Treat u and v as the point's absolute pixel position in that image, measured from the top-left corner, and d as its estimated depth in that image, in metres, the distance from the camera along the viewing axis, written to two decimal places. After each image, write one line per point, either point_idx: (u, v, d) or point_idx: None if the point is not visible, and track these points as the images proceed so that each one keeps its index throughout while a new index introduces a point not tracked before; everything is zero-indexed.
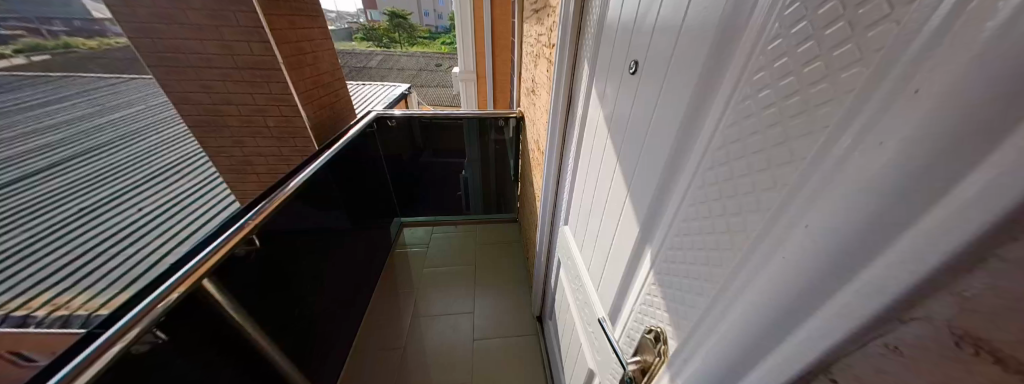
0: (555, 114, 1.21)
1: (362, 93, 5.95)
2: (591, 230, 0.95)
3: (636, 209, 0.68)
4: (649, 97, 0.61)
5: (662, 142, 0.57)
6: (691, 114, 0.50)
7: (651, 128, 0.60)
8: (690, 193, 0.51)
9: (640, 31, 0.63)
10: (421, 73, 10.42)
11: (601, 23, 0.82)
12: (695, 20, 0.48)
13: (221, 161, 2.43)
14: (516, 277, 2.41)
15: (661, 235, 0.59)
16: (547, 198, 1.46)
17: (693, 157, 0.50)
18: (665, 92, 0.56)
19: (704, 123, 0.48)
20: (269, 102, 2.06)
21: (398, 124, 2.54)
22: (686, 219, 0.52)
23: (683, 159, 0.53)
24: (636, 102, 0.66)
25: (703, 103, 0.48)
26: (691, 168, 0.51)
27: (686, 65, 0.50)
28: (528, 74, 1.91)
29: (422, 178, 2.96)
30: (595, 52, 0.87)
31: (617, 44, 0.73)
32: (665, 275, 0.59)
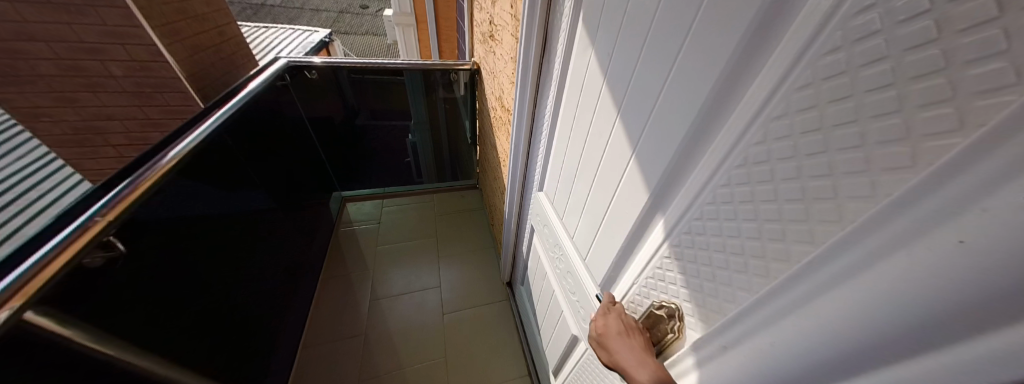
0: (525, 60, 1.02)
1: (271, 38, 4.90)
2: (579, 196, 0.83)
3: (646, 174, 0.55)
4: (675, 26, 0.45)
5: (692, 89, 0.43)
6: (751, 44, 0.36)
7: (676, 70, 0.46)
8: (735, 152, 0.40)
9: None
10: (345, 16, 8.95)
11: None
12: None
13: (44, 128, 1.76)
14: (481, 244, 2.31)
15: (682, 204, 0.49)
16: (517, 158, 1.31)
17: (748, 105, 0.37)
18: (701, 18, 0.41)
19: (773, 55, 0.34)
20: (99, 38, 1.48)
21: (320, 76, 2.07)
22: (724, 185, 0.42)
23: (727, 110, 0.41)
24: (651, 37, 0.50)
25: (775, 26, 0.34)
26: (740, 120, 0.38)
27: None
28: (484, 16, 1.65)
29: (362, 144, 2.58)
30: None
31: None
32: (686, 248, 0.50)
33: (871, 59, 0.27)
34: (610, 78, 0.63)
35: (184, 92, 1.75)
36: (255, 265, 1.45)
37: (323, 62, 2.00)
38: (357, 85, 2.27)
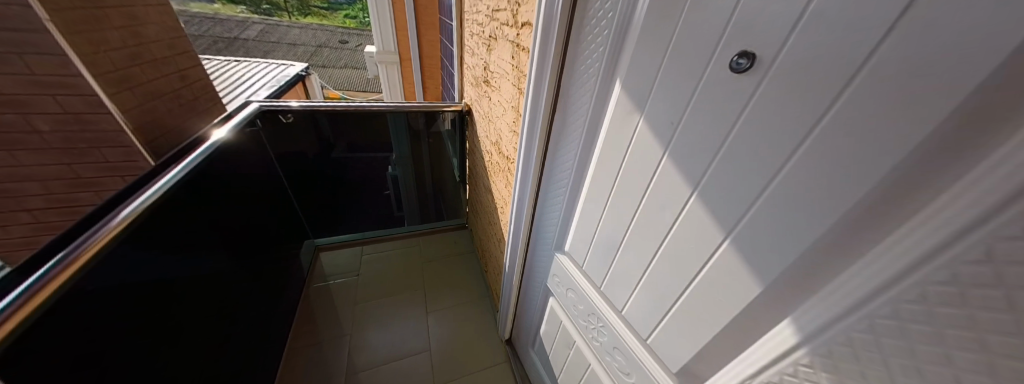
0: (536, 116, 1.05)
1: (244, 74, 4.72)
2: (629, 269, 0.87)
3: (751, 264, 0.58)
4: (790, 121, 0.48)
5: (833, 192, 0.45)
6: (930, 162, 0.38)
7: (795, 165, 0.48)
8: (928, 269, 0.40)
9: (743, 28, 0.50)
10: (321, 50, 8.90)
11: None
12: (961, 32, 0.33)
13: None
14: (477, 294, 2.14)
15: (836, 306, 0.49)
16: (522, 210, 1.31)
17: (943, 225, 0.38)
18: (827, 124, 0.44)
19: (973, 181, 0.35)
20: (22, 89, 1.34)
21: (296, 120, 1.97)
22: (913, 299, 0.42)
23: (898, 219, 0.42)
24: (740, 124, 0.54)
25: (977, 154, 0.35)
26: (931, 237, 0.39)
27: (915, 98, 0.37)
28: (478, 61, 1.60)
29: (345, 177, 2.43)
30: (619, 43, 0.74)
31: (669, 36, 0.62)
32: (845, 364, 0.50)
33: None
34: (674, 154, 0.67)
35: (129, 146, 1.62)
36: (215, 341, 1.26)
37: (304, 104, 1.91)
38: (341, 126, 2.17)
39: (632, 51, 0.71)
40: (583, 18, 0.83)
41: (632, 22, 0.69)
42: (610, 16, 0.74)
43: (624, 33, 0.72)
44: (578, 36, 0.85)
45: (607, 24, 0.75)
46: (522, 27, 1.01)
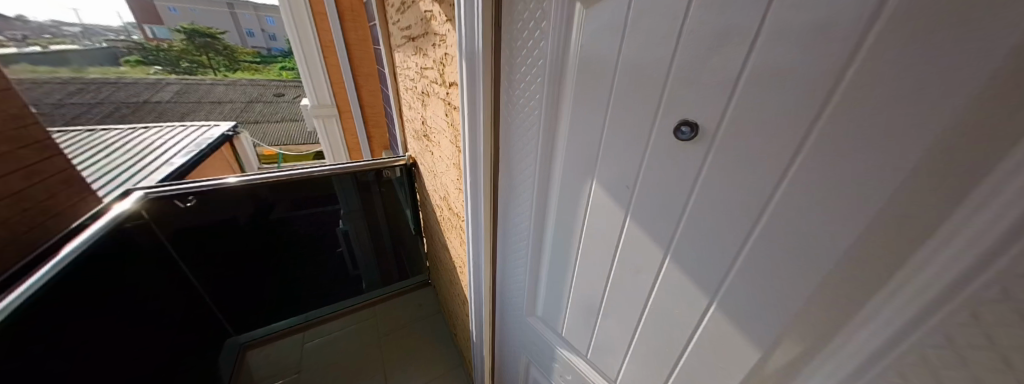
0: (477, 177, 0.96)
1: (158, 142, 4.19)
2: (613, 333, 0.83)
3: (743, 326, 0.59)
4: (754, 191, 0.51)
5: (818, 249, 0.48)
6: (909, 215, 0.41)
7: (766, 229, 0.52)
8: (940, 316, 0.41)
9: (699, 110, 0.52)
10: (252, 105, 8.32)
11: (560, 66, 0.68)
12: (906, 103, 0.38)
13: None
14: (448, 363, 1.94)
15: (854, 357, 0.49)
16: (479, 274, 1.19)
17: (939, 273, 0.40)
18: (791, 185, 0.47)
19: (956, 231, 0.38)
20: None
21: (198, 204, 1.74)
22: (933, 344, 0.42)
23: (891, 268, 0.44)
24: (696, 197, 0.57)
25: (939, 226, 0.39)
26: (917, 299, 0.42)
27: (876, 161, 0.41)
28: (415, 115, 1.51)
29: (279, 241, 2.11)
30: (557, 106, 0.72)
31: (604, 99, 0.63)
32: None
33: None
34: (635, 219, 0.67)
35: None
36: None
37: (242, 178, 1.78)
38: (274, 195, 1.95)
39: (569, 113, 0.71)
40: (510, 81, 0.78)
41: (566, 88, 0.69)
42: (538, 80, 0.72)
43: (554, 95, 0.71)
44: (506, 96, 0.81)
45: (538, 88, 0.73)
46: (449, 86, 0.94)
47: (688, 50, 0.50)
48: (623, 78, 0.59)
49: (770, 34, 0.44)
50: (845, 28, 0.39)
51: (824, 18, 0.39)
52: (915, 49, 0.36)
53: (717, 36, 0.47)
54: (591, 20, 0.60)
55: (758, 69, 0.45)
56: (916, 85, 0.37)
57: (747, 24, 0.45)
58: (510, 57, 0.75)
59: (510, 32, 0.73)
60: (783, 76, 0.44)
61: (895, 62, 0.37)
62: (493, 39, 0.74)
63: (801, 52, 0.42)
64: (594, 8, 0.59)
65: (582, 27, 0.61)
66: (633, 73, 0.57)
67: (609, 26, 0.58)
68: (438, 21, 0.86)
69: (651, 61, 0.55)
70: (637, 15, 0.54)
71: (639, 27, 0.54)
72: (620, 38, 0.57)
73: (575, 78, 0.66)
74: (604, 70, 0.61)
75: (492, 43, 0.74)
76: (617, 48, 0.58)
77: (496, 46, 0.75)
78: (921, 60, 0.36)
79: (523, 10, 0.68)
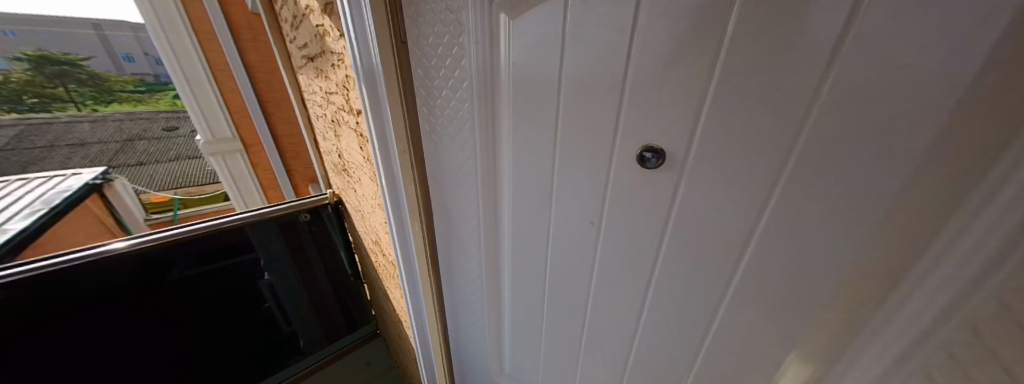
0: (405, 222, 0.79)
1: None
2: (599, 370, 0.77)
3: (737, 352, 0.56)
4: (739, 214, 0.46)
5: (814, 270, 0.44)
6: (894, 234, 0.37)
7: (756, 253, 0.47)
8: (932, 343, 0.37)
9: (664, 131, 0.46)
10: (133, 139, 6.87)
11: (488, 87, 0.56)
12: (881, 119, 0.34)
13: None
14: None
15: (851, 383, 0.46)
16: (426, 330, 1.00)
17: (927, 301, 0.36)
18: (780, 206, 0.43)
19: (941, 256, 0.34)
20: None
21: None
22: None
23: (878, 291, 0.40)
24: (673, 226, 0.52)
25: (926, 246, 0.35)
26: (910, 325, 0.38)
27: (858, 180, 0.37)
28: (330, 146, 1.28)
29: (175, 311, 1.59)
30: (493, 133, 0.61)
31: (551, 123, 0.54)
32: None
33: None
34: (607, 253, 0.61)
35: None
36: None
37: (142, 240, 1.43)
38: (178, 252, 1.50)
39: (510, 140, 0.60)
40: (428, 107, 0.64)
41: (501, 112, 0.58)
42: (461, 106, 0.59)
43: (487, 121, 0.60)
44: (427, 125, 0.66)
45: (466, 113, 0.60)
46: (359, 115, 0.75)
47: (644, 64, 0.43)
48: (573, 99, 0.50)
49: (734, 44, 0.37)
50: (813, 39, 0.34)
51: (792, 24, 0.34)
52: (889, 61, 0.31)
53: (671, 49, 0.40)
54: (520, 32, 0.49)
55: (726, 83, 0.40)
56: (896, 94, 0.32)
57: (707, 33, 0.38)
58: (424, 79, 0.61)
59: (416, 49, 0.58)
60: (758, 89, 0.38)
61: (872, 71, 0.32)
62: (394, 58, 0.59)
63: (770, 63, 0.36)
64: (523, 18, 0.48)
65: (510, 42, 0.51)
66: (583, 93, 0.49)
67: (544, 39, 0.48)
68: (332, 36, 0.69)
69: (602, 79, 0.47)
70: (577, 26, 0.45)
71: (582, 40, 0.45)
72: (561, 54, 0.48)
73: (512, 100, 0.56)
74: (546, 91, 0.52)
75: (395, 64, 0.59)
76: (559, 65, 0.49)
77: (400, 66, 0.60)
78: (894, 72, 0.32)
79: (429, 22, 0.55)
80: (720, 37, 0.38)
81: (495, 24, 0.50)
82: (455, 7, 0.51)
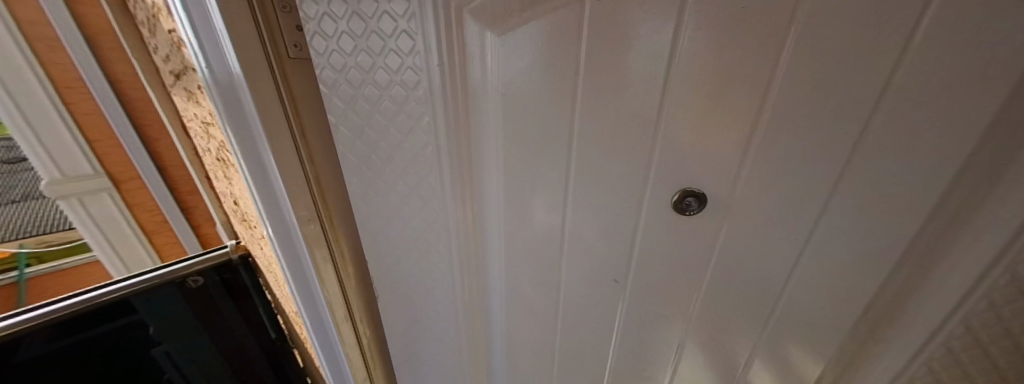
0: (321, 311, 0.52)
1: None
2: None
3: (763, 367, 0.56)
4: (785, 249, 0.43)
5: (852, 289, 0.44)
6: (914, 247, 0.39)
7: (797, 282, 0.46)
8: (933, 334, 0.42)
9: (706, 173, 0.37)
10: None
11: (457, 134, 0.37)
12: (919, 147, 0.34)
13: None
14: None
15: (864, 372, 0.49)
16: None
17: (936, 302, 0.40)
18: (823, 235, 0.41)
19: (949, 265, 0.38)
20: None
21: None
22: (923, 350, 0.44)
23: (894, 297, 0.43)
24: (713, 270, 0.45)
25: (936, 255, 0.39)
26: (920, 322, 0.42)
27: (888, 205, 0.38)
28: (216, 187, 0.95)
29: None
30: (469, 195, 0.41)
31: (559, 167, 0.39)
32: None
33: None
34: (632, 308, 0.50)
35: None
36: None
37: None
38: None
39: (497, 200, 0.42)
40: (350, 165, 0.40)
41: (479, 165, 0.39)
42: (413, 161, 0.38)
43: (457, 181, 0.40)
44: (352, 191, 0.42)
45: (422, 171, 0.39)
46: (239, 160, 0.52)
47: (687, 102, 0.34)
48: (593, 146, 0.37)
49: (788, 75, 0.32)
50: (863, 74, 0.32)
51: (855, 56, 0.31)
52: (925, 96, 0.32)
53: (715, 79, 0.33)
54: (511, 58, 0.33)
55: (778, 118, 0.35)
56: (931, 126, 0.33)
57: (763, 65, 0.32)
58: (338, 122, 0.37)
59: (325, 75, 0.34)
60: (811, 122, 0.34)
61: (914, 103, 0.32)
62: (280, 87, 0.37)
63: (826, 97, 0.33)
64: (518, 37, 0.32)
65: (493, 71, 0.34)
66: (605, 138, 0.36)
67: (549, 69, 0.33)
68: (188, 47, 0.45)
69: (632, 120, 0.35)
70: (602, 54, 0.32)
71: (606, 72, 0.33)
72: (575, 90, 0.34)
73: (499, 150, 0.38)
74: (551, 138, 0.37)
75: (282, 96, 0.37)
76: (570, 104, 0.35)
77: (292, 98, 0.38)
78: (929, 104, 0.32)
79: (348, 34, 0.32)
80: (774, 70, 0.32)
81: (471, 45, 0.32)
82: (398, 12, 0.31)
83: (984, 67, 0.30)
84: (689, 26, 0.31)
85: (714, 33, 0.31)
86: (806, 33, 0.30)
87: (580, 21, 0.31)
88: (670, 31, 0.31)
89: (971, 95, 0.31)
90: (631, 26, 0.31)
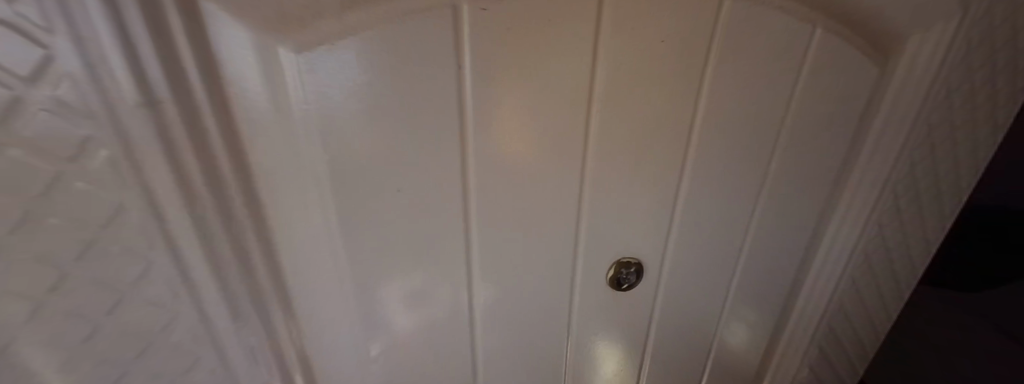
0: None
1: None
2: None
3: None
4: (712, 294, 0.39)
5: (764, 318, 0.45)
6: (797, 265, 0.42)
7: (725, 323, 0.43)
8: (805, 330, 0.46)
9: (636, 227, 0.31)
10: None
11: (240, 236, 0.18)
12: (802, 180, 0.35)
13: None
14: None
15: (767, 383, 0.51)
16: None
17: (809, 304, 0.45)
18: (742, 272, 0.39)
19: (819, 272, 0.42)
20: None
21: None
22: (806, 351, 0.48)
23: (786, 311, 0.45)
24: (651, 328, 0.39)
25: (809, 267, 0.42)
26: (800, 324, 0.46)
27: (782, 234, 0.38)
28: None
29: None
30: (294, 327, 0.23)
31: (452, 243, 0.26)
32: None
33: (862, 273, 0.43)
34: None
35: None
36: None
37: None
38: None
39: (351, 319, 0.25)
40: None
41: (302, 277, 0.21)
42: (117, 314, 0.16)
43: (264, 311, 0.21)
44: None
45: (156, 324, 0.18)
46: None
47: (612, 145, 0.26)
48: (503, 216, 0.26)
49: (709, 116, 0.28)
50: (768, 113, 0.29)
51: (765, 92, 0.28)
52: (808, 134, 0.32)
53: (637, 120, 0.26)
54: (339, 97, 0.17)
55: (703, 164, 0.30)
56: (810, 160, 0.34)
57: (687, 104, 0.26)
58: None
59: None
60: (728, 165, 0.31)
61: (802, 138, 0.32)
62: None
63: (741, 138, 0.30)
64: (350, 58, 0.16)
65: (303, 118, 0.17)
66: (520, 204, 0.26)
67: (420, 113, 0.19)
68: None
69: (554, 176, 0.26)
70: (502, 91, 0.21)
71: (507, 115, 0.22)
72: (466, 141, 0.22)
73: (341, 242, 0.22)
74: (441, 214, 0.24)
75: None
76: (462, 164, 0.22)
77: None
78: (811, 141, 0.33)
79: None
80: (697, 109, 0.27)
81: (232, 61, 0.14)
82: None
83: (842, 105, 0.32)
84: (606, 56, 0.22)
85: (635, 64, 0.23)
86: (723, 67, 0.26)
87: (461, 35, 0.18)
88: (585, 61, 0.22)
89: (834, 130, 0.33)
90: (540, 49, 0.20)
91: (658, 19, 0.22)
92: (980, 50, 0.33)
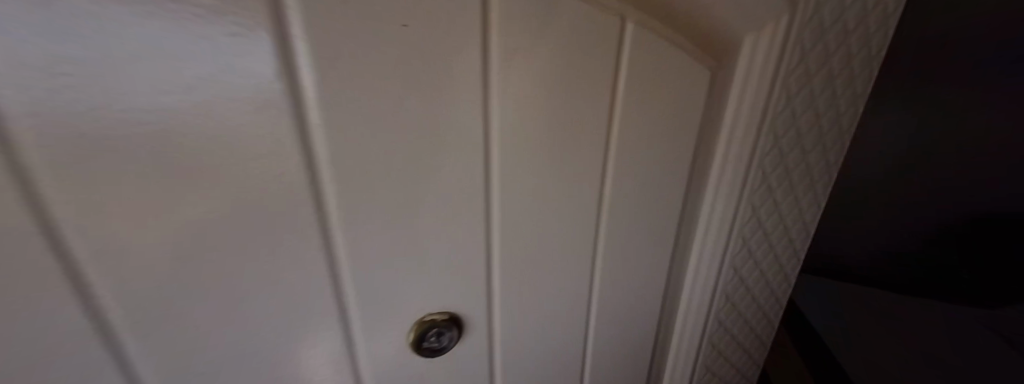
0: None
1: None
2: None
3: None
4: (569, 326, 0.35)
5: (640, 344, 0.41)
6: (667, 289, 0.38)
7: (593, 354, 0.39)
8: (686, 350, 0.44)
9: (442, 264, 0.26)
10: None
11: None
12: (651, 202, 0.30)
13: None
14: None
15: None
16: None
17: (686, 325, 0.41)
18: (602, 303, 0.35)
19: (690, 293, 0.39)
20: None
21: None
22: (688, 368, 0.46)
23: (664, 333, 0.42)
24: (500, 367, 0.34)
25: (678, 288, 0.39)
26: (679, 346, 0.43)
27: (642, 260, 0.34)
28: None
29: None
30: None
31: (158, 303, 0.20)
32: None
33: (731, 288, 0.41)
34: None
35: None
36: None
37: None
38: None
39: None
40: None
41: None
42: None
43: None
44: None
45: None
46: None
47: (358, 166, 0.20)
48: (194, 261, 0.19)
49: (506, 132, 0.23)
50: (586, 128, 0.25)
51: (573, 104, 0.23)
52: (643, 150, 0.27)
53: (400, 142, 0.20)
54: None
55: (508, 185, 0.25)
56: (654, 178, 0.29)
57: (462, 115, 0.21)
58: None
59: None
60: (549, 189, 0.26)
61: (638, 154, 0.27)
62: None
63: (558, 159, 0.25)
64: None
65: None
66: (221, 244, 0.19)
67: None
68: None
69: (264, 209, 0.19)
70: (82, 103, 0.13)
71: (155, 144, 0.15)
72: (29, 181, 0.14)
73: None
74: (49, 271, 0.16)
75: None
76: (43, 209, 0.14)
77: None
78: (649, 158, 0.28)
79: None
80: (482, 122, 0.22)
81: None
82: None
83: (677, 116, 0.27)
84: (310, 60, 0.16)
85: (355, 62, 0.17)
86: (504, 69, 0.21)
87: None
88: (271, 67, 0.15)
89: (675, 144, 0.29)
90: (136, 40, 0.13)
91: (372, 1, 0.16)
92: (811, 54, 0.31)
